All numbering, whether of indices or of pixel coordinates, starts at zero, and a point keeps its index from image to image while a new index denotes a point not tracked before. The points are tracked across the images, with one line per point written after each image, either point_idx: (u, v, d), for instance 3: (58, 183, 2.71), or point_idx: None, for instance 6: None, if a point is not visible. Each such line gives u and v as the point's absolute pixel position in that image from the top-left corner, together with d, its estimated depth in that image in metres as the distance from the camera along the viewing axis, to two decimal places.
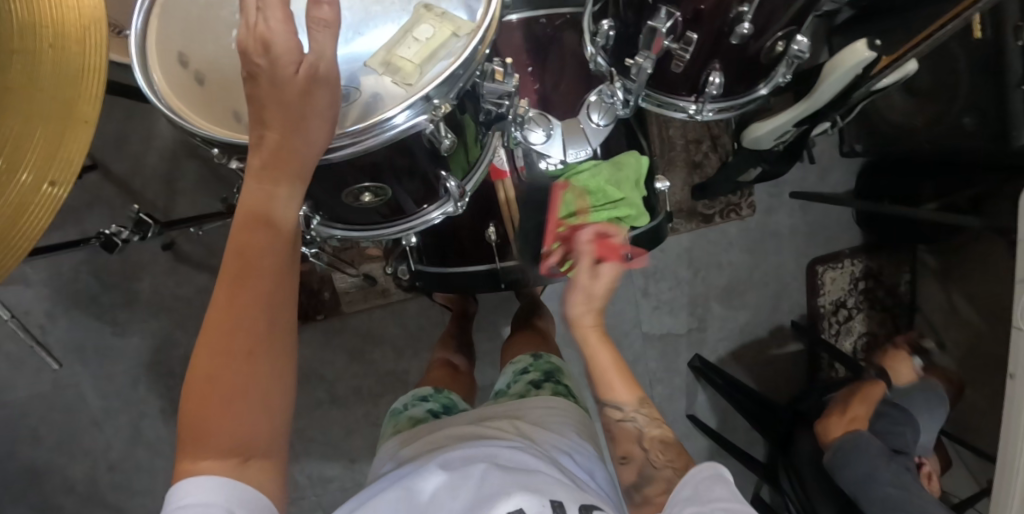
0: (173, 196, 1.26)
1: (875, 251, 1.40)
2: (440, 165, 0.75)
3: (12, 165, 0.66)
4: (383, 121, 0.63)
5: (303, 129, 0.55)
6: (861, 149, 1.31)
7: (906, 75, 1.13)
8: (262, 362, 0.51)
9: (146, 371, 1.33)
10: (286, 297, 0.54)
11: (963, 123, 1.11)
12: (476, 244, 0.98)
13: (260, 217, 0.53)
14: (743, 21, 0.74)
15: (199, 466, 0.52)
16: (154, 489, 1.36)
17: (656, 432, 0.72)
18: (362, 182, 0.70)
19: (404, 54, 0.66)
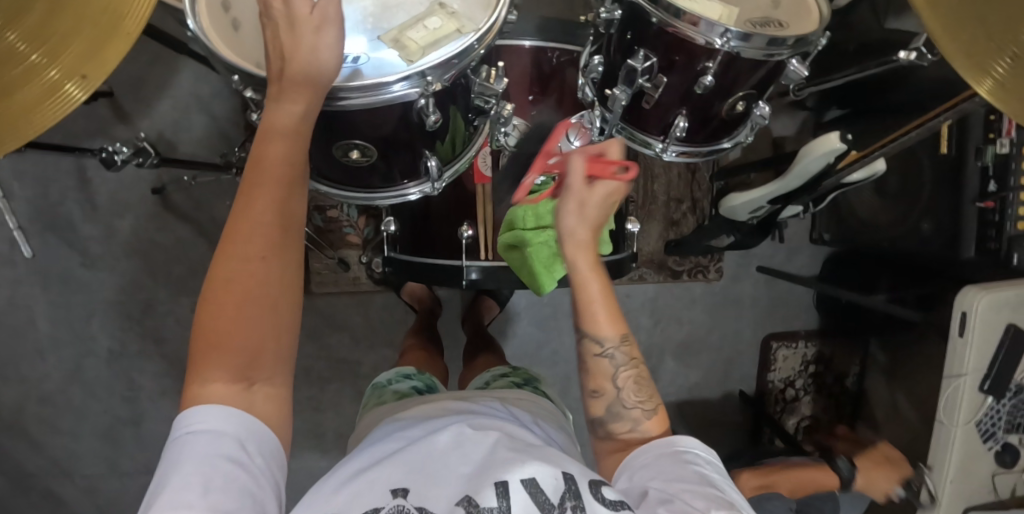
0: (175, 144, 1.30)
1: (831, 336, 1.46)
2: (426, 144, 0.81)
3: (46, 59, 0.70)
4: (383, 84, 0.69)
5: (317, 60, 0.55)
6: (828, 239, 1.39)
7: (875, 174, 1.22)
8: (273, 270, 0.52)
9: (104, 309, 1.33)
10: (298, 208, 0.54)
11: (921, 227, 1.20)
12: (448, 237, 0.98)
13: (279, 132, 0.54)
14: (707, 74, 0.76)
15: (206, 392, 0.51)
16: (81, 430, 1.34)
17: (631, 372, 0.69)
18: (355, 138, 0.75)
19: (412, 36, 0.73)
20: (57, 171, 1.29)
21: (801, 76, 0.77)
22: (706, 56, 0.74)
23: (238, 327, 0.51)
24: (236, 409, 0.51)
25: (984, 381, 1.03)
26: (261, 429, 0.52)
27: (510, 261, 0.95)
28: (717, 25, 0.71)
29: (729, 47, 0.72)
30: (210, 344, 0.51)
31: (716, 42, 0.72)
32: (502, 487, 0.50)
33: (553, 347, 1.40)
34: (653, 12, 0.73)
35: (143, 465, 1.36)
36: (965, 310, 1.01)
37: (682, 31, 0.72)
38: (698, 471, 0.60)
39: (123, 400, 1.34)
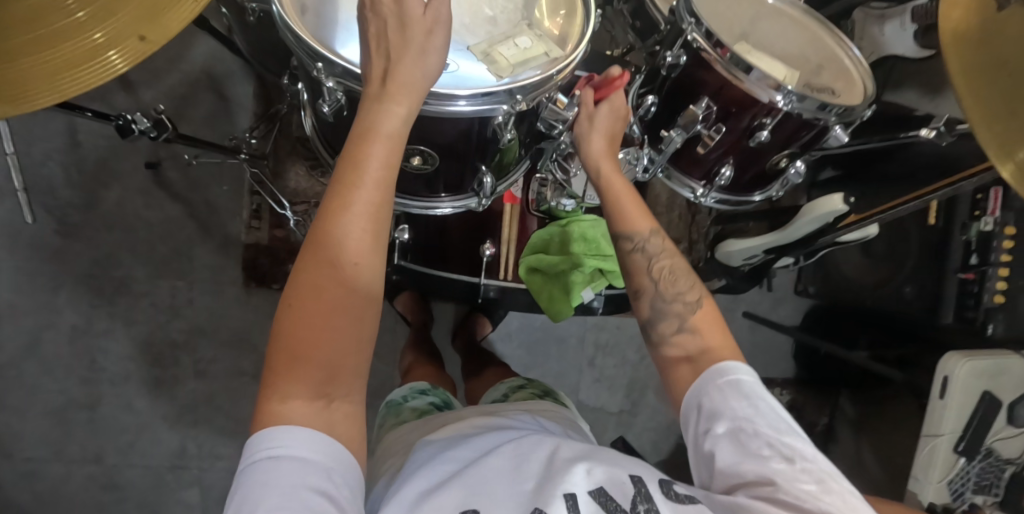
0: (177, 120, 1.25)
1: (804, 384, 1.50)
2: (483, 160, 0.79)
3: (92, 19, 0.62)
4: (454, 96, 0.66)
5: (421, 65, 0.55)
6: (813, 292, 1.45)
7: (866, 237, 1.28)
8: (363, 276, 0.50)
9: (74, 282, 1.24)
10: (388, 214, 0.52)
11: (903, 290, 1.27)
12: (471, 254, 0.97)
13: (380, 133, 0.52)
14: (761, 129, 0.75)
15: (286, 410, 0.48)
16: (28, 409, 1.24)
17: (666, 262, 0.69)
18: (420, 144, 0.73)
19: (504, 52, 0.71)
20: (46, 131, 1.22)
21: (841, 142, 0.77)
22: (764, 112, 0.74)
23: (328, 334, 0.49)
24: (318, 431, 0.48)
25: (959, 444, 1.08)
26: (344, 452, 0.48)
27: (529, 284, 0.97)
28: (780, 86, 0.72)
29: (789, 106, 0.72)
30: (293, 351, 0.48)
31: (778, 99, 0.72)
32: (573, 500, 0.50)
33: (540, 370, 1.39)
34: (719, 62, 0.73)
35: (91, 455, 1.26)
36: (947, 375, 1.06)
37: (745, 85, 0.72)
38: (760, 406, 0.56)
39: (81, 381, 1.25)
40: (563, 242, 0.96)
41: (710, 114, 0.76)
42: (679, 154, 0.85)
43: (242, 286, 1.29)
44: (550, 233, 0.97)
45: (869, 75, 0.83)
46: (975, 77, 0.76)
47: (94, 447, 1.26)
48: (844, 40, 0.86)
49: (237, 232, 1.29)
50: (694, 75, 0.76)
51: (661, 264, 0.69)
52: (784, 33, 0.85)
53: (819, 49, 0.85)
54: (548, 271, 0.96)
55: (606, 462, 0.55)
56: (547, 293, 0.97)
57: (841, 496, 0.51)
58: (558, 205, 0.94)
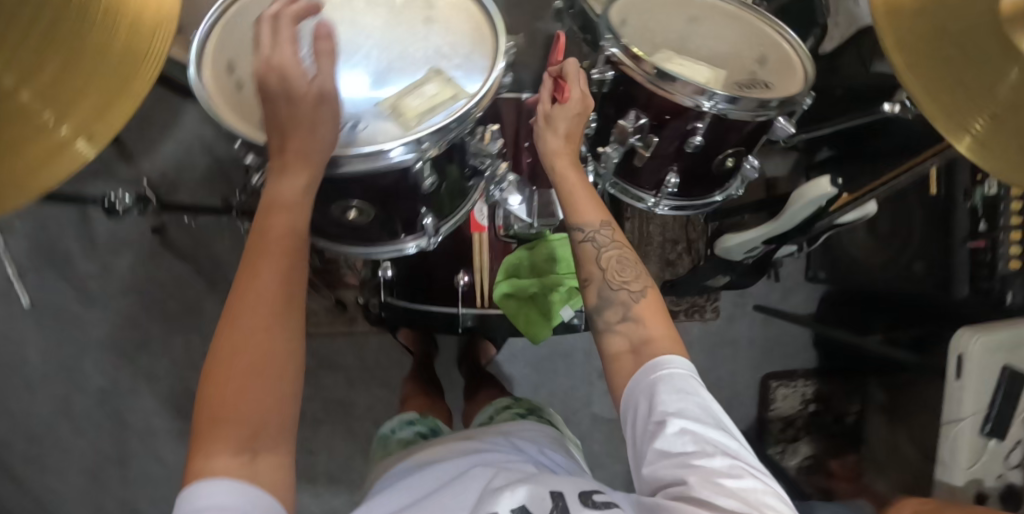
0: (176, 184, 1.32)
1: (829, 377, 1.46)
2: (422, 203, 0.78)
3: (58, 115, 0.60)
4: (381, 152, 0.67)
5: (317, 135, 0.58)
6: (824, 277, 1.40)
7: (866, 216, 1.24)
8: (275, 336, 0.52)
9: (96, 346, 1.32)
10: (299, 276, 0.55)
11: (913, 267, 1.21)
12: (444, 286, 0.96)
13: (281, 204, 0.55)
14: (696, 135, 0.72)
15: (210, 468, 0.48)
16: (66, 469, 1.31)
17: (615, 252, 0.68)
18: (354, 198, 0.73)
19: (411, 102, 0.71)
20: (59, 209, 1.30)
21: (789, 133, 0.76)
22: (695, 119, 0.71)
23: (249, 395, 0.50)
24: (243, 484, 0.48)
25: (985, 425, 1.02)
26: (270, 502, 0.49)
27: (505, 310, 0.94)
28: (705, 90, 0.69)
29: (717, 110, 0.70)
30: (216, 415, 0.50)
31: (704, 104, 0.69)
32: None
33: (550, 386, 1.39)
34: (642, 76, 0.70)
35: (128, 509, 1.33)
36: (961, 353, 1.01)
37: (671, 94, 0.69)
38: (696, 400, 0.57)
39: (112, 439, 1.32)
40: (534, 264, 0.95)
41: (641, 125, 0.73)
42: (626, 168, 0.81)
43: None
44: (519, 258, 0.95)
45: (808, 57, 0.81)
46: (913, 61, 0.74)
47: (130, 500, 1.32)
48: (780, 26, 0.85)
49: None
50: (622, 89, 0.73)
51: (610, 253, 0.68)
52: (716, 30, 0.84)
53: (760, 39, 0.84)
54: (523, 295, 0.94)
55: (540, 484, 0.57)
56: (524, 317, 0.95)
57: (759, 492, 0.52)
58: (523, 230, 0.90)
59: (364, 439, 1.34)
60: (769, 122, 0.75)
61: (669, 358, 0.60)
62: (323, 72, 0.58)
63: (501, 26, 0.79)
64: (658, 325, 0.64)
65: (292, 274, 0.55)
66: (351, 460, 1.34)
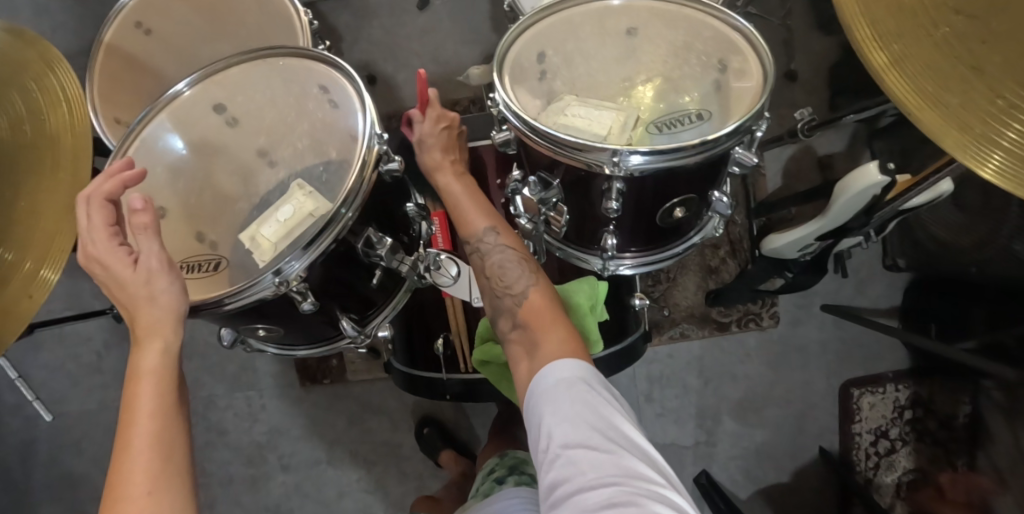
0: None
1: (926, 376, 1.24)
2: (334, 308, 0.72)
3: (19, 256, 0.70)
4: (246, 287, 0.62)
5: (160, 303, 0.58)
6: (905, 265, 1.18)
7: (941, 196, 1.00)
8: (161, 502, 0.52)
9: None
10: (176, 442, 0.55)
11: (1014, 248, 0.98)
12: (426, 353, 0.90)
13: (140, 375, 0.56)
14: (612, 197, 0.62)
15: None
16: None
17: (506, 257, 0.72)
18: (257, 323, 0.70)
19: (265, 232, 0.66)
20: None
21: (751, 164, 0.61)
22: (605, 178, 0.61)
23: None
24: None
25: None
26: None
27: (488, 375, 0.84)
28: (613, 150, 0.57)
29: (626, 170, 0.58)
30: None
31: (607, 166, 0.58)
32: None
33: None
34: (537, 140, 0.61)
35: None
36: None
37: (571, 158, 0.60)
38: (588, 404, 0.57)
39: None
40: None
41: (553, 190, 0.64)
42: (571, 227, 0.73)
43: (300, 388, 1.38)
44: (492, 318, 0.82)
45: (765, 55, 0.64)
46: (910, 68, 0.59)
47: None
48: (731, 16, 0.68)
49: None
50: (532, 153, 0.64)
51: (504, 258, 0.72)
52: (652, 42, 0.71)
53: (701, 36, 0.68)
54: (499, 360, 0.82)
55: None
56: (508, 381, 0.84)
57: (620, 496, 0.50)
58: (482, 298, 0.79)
59: (414, 478, 1.36)
60: (725, 155, 0.62)
61: (561, 362, 0.60)
62: (143, 246, 0.58)
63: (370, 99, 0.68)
64: (549, 326, 0.65)
65: (167, 442, 0.55)
66: (406, 499, 1.37)
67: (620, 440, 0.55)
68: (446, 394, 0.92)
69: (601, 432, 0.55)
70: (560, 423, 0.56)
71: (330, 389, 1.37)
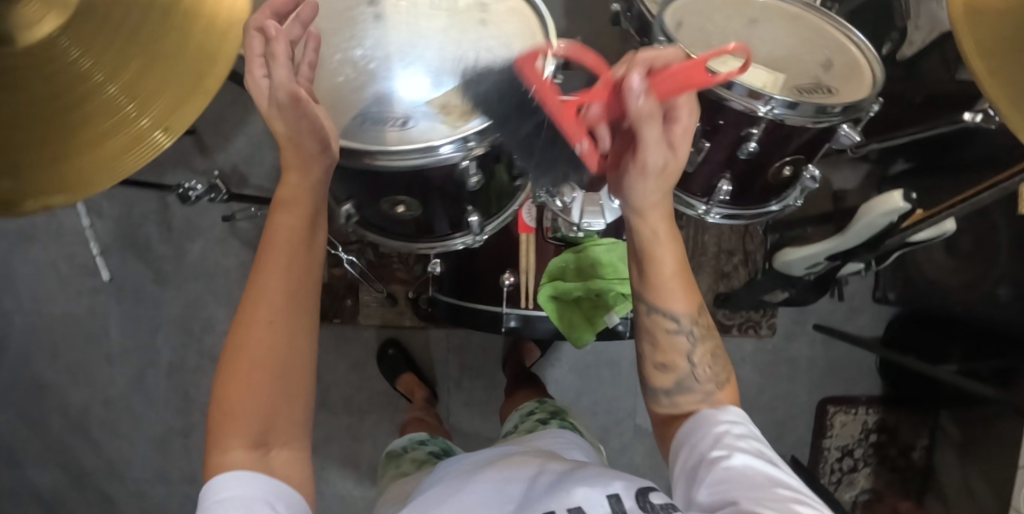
0: (245, 177, 1.43)
1: (896, 405, 1.36)
2: (469, 200, 0.83)
3: (136, 107, 0.64)
4: (431, 147, 0.73)
5: (311, 159, 0.64)
6: (893, 298, 1.29)
7: (944, 233, 1.13)
8: (278, 332, 0.61)
9: (169, 323, 1.47)
10: (307, 282, 0.63)
11: (998, 292, 1.12)
12: (494, 286, 0.95)
13: (283, 206, 0.63)
14: (749, 141, 0.71)
15: (228, 460, 0.58)
16: (135, 436, 1.49)
17: (706, 349, 0.71)
18: (403, 194, 0.81)
19: (460, 101, 0.75)
20: (140, 195, 1.45)
21: (854, 141, 0.72)
22: (747, 124, 0.69)
23: (259, 399, 0.59)
24: (254, 474, 0.58)
25: None
26: (277, 490, 0.58)
27: (548, 312, 0.92)
28: (760, 95, 0.67)
29: (773, 115, 0.68)
30: (228, 414, 0.59)
31: (760, 108, 0.67)
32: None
33: (594, 394, 1.38)
34: None
35: (188, 476, 1.49)
36: None
37: (725, 98, 0.68)
38: (747, 444, 0.63)
39: (178, 412, 1.48)
40: (580, 268, 0.91)
41: (693, 130, 0.73)
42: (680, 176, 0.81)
43: None
44: (564, 261, 0.92)
45: (876, 63, 0.77)
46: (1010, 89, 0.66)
47: (188, 469, 1.48)
48: (846, 28, 0.80)
49: None
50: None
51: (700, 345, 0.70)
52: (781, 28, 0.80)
53: (824, 36, 0.80)
54: (566, 297, 0.92)
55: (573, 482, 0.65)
56: (567, 319, 0.93)
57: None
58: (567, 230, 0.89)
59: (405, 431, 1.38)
60: (834, 129, 0.72)
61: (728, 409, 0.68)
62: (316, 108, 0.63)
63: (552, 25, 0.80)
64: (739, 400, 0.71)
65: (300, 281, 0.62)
66: None
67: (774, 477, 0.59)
68: (503, 330, 0.97)
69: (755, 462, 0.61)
70: (721, 442, 0.63)
71: (337, 329, 1.39)
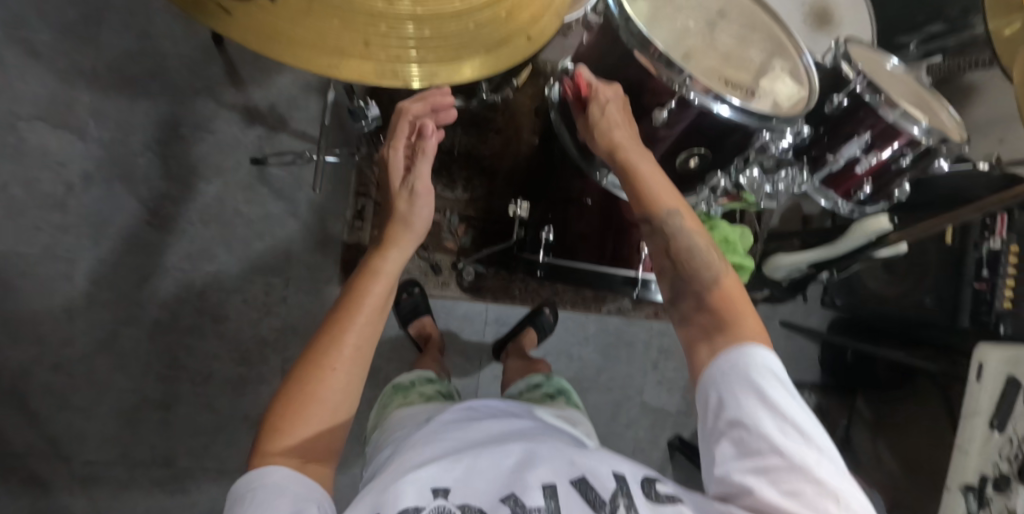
0: (283, 120, 1.34)
1: (830, 393, 1.66)
2: (721, 166, 0.91)
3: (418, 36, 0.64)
4: (749, 113, 0.80)
5: (408, 232, 0.80)
6: (839, 303, 1.65)
7: (898, 253, 1.46)
8: (345, 369, 0.72)
9: (162, 274, 1.28)
10: (374, 326, 0.75)
11: (924, 301, 1.45)
12: (624, 249, 1.14)
13: (381, 275, 0.76)
14: (902, 157, 0.99)
15: (263, 461, 0.68)
16: (95, 408, 1.25)
17: (686, 245, 0.74)
18: (699, 145, 0.86)
19: (776, 88, 0.88)
20: (147, 121, 1.27)
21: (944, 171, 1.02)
22: (907, 144, 0.96)
23: (307, 421, 0.70)
24: (285, 474, 0.67)
25: (993, 420, 1.28)
26: (290, 484, 0.66)
27: None
28: (918, 121, 0.94)
29: (928, 140, 0.95)
30: (275, 428, 0.69)
31: (922, 135, 0.94)
32: (551, 489, 0.65)
33: (613, 373, 1.51)
34: (873, 100, 0.94)
35: (161, 456, 1.29)
36: (982, 362, 1.28)
37: (898, 123, 0.94)
38: (772, 405, 0.62)
39: (158, 379, 1.28)
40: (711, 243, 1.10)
41: (865, 142, 0.98)
42: (829, 175, 1.06)
43: (338, 287, 1.36)
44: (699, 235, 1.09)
45: (961, 128, 1.03)
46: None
47: (164, 447, 1.29)
48: (940, 102, 1.06)
49: (337, 232, 1.36)
50: (852, 114, 0.97)
51: (689, 242, 0.73)
52: (895, 79, 1.05)
53: (924, 100, 1.05)
54: None
55: (579, 454, 0.70)
56: None
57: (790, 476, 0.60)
58: (710, 211, 1.06)
59: None
60: (933, 164, 1.02)
61: (753, 350, 0.65)
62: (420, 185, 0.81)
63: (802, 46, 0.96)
64: (738, 309, 0.70)
65: (372, 321, 0.75)
66: None
67: (794, 448, 0.61)
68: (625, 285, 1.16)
69: (764, 432, 0.61)
70: (737, 404, 0.63)
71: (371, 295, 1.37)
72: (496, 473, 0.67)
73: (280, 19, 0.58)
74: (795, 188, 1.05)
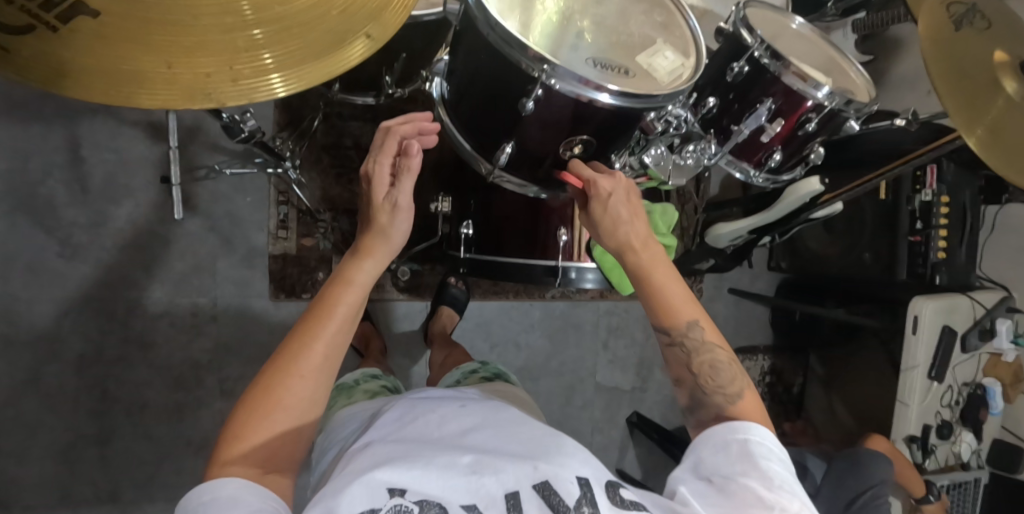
0: (192, 132, 1.28)
1: (782, 352, 1.71)
2: (613, 149, 0.87)
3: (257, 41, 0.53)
4: (625, 96, 0.76)
5: (389, 243, 0.68)
6: (785, 266, 1.66)
7: (833, 211, 1.45)
8: (310, 381, 0.63)
9: (80, 306, 1.23)
10: (343, 337, 0.65)
11: (863, 257, 1.45)
12: (545, 237, 1.09)
13: (354, 285, 0.66)
14: (808, 123, 0.96)
15: (222, 471, 0.59)
16: (27, 451, 1.21)
17: (707, 356, 0.67)
18: (584, 132, 0.81)
19: (659, 63, 0.85)
20: (44, 147, 1.20)
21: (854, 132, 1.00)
22: (813, 109, 0.94)
23: (267, 432, 0.61)
24: (245, 484, 0.58)
25: (931, 370, 1.25)
26: (249, 493, 0.57)
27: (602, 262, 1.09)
28: (820, 84, 0.92)
29: (832, 104, 0.93)
30: (235, 436, 0.60)
31: (824, 100, 0.92)
32: (514, 499, 0.56)
33: (564, 356, 1.50)
34: (772, 64, 0.92)
35: (106, 491, 1.26)
36: (917, 313, 1.23)
37: (801, 89, 0.92)
38: (762, 470, 0.57)
39: (90, 415, 1.24)
40: None
41: (770, 110, 0.96)
42: (739, 145, 1.03)
43: (270, 299, 1.33)
44: None
45: (870, 84, 1.02)
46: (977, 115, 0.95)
47: (107, 482, 1.25)
48: (847, 58, 1.04)
49: (264, 243, 1.32)
50: (755, 81, 0.95)
51: (716, 357, 0.67)
52: (794, 39, 1.03)
53: (829, 60, 1.03)
54: None
55: (542, 457, 0.60)
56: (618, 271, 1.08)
57: None
58: None
59: None
60: (842, 125, 0.99)
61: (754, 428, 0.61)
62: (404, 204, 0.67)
63: (688, 10, 0.92)
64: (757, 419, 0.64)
65: (340, 334, 0.65)
66: None
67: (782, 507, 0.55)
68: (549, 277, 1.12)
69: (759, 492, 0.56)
70: (735, 468, 0.58)
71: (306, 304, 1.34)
72: (455, 473, 0.57)
73: (58, 50, 0.49)
74: (704, 161, 1.02)
